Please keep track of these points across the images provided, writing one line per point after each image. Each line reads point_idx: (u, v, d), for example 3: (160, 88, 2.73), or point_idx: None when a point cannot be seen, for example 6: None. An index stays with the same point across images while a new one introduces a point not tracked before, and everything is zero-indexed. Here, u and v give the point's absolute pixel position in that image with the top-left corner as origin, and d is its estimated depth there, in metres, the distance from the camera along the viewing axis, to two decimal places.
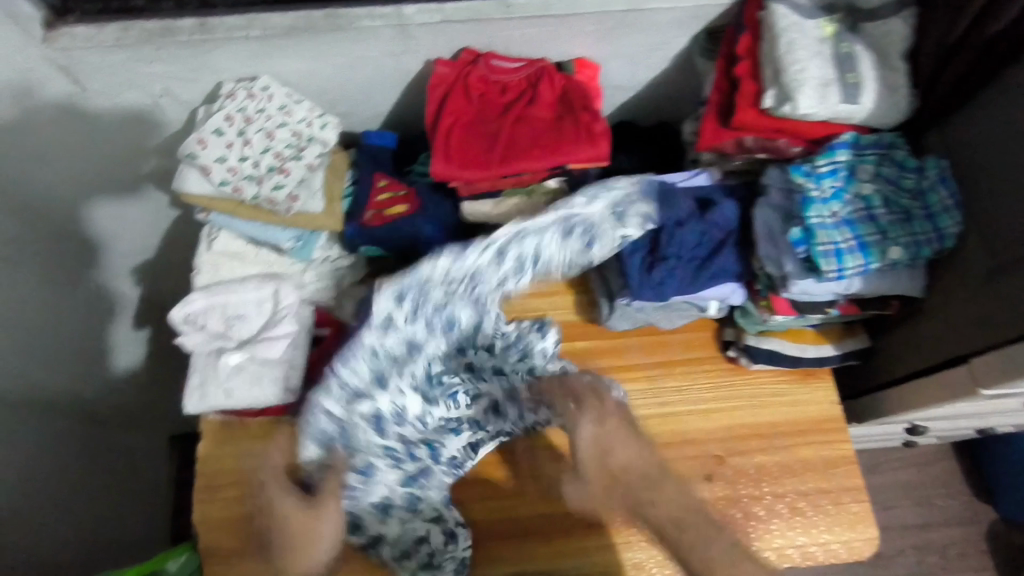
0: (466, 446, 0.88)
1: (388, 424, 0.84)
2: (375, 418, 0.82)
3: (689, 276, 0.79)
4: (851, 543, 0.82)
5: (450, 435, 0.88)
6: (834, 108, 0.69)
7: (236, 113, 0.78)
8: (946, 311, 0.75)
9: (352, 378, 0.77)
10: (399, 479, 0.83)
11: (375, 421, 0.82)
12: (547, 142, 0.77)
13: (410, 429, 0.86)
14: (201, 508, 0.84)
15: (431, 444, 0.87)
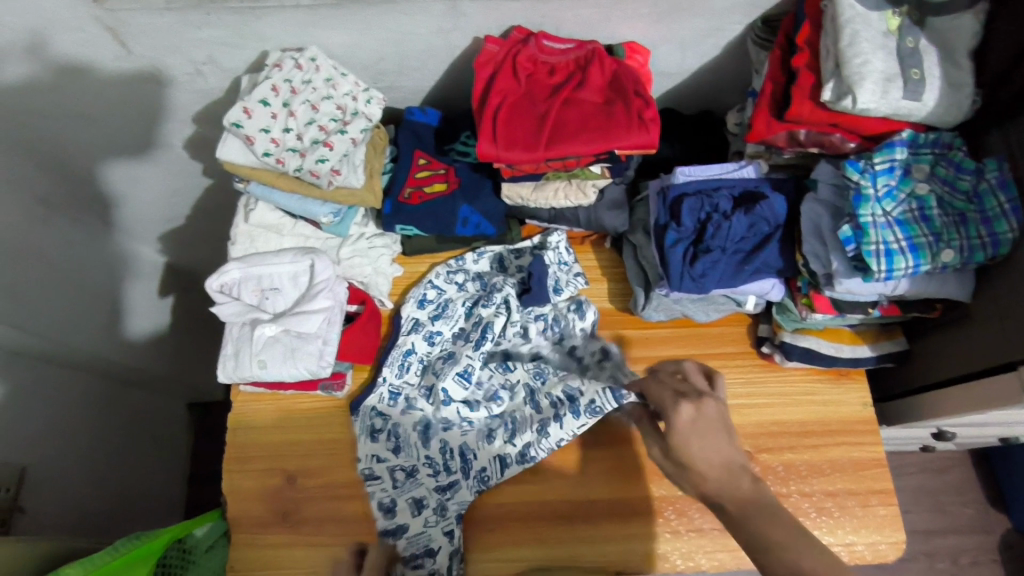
0: (500, 457, 0.84)
1: (433, 425, 0.85)
2: (421, 422, 0.85)
3: (730, 270, 0.78)
4: (877, 546, 0.82)
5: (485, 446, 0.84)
6: (896, 103, 0.68)
7: (283, 83, 0.78)
8: (996, 316, 0.73)
9: (393, 380, 0.87)
10: (432, 488, 0.82)
11: (421, 422, 0.85)
12: (596, 126, 0.75)
13: (453, 433, 0.85)
14: (230, 476, 0.85)
15: (467, 450, 0.84)
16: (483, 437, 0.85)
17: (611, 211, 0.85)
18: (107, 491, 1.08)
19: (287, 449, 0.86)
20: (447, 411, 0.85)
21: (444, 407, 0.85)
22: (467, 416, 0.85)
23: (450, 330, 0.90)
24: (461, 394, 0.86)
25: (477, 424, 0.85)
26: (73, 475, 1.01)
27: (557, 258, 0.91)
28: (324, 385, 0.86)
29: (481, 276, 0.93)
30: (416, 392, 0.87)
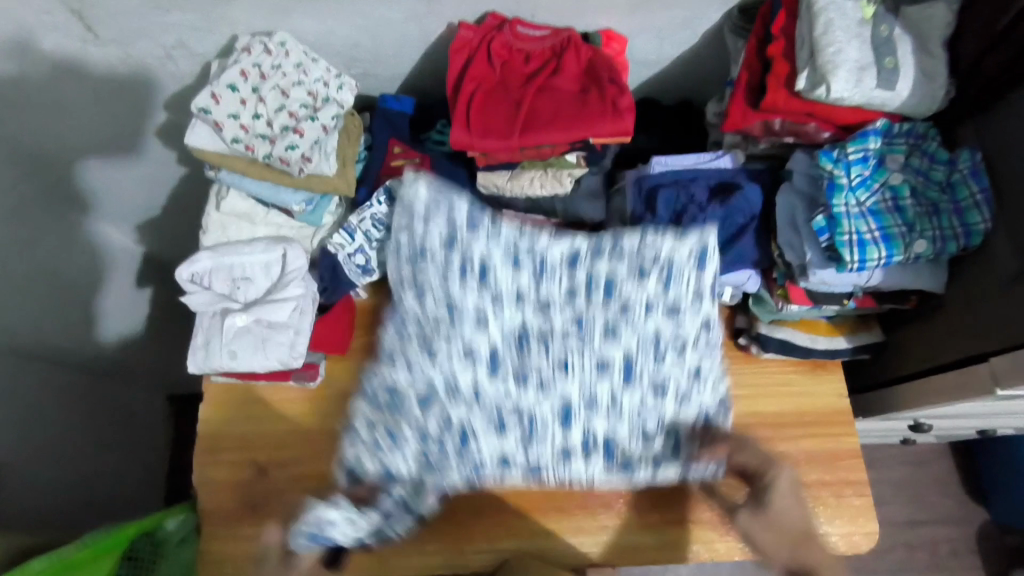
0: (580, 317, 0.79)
1: (455, 235, 0.78)
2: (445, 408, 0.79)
3: (705, 260, 0.78)
4: (850, 537, 0.82)
5: (513, 377, 0.79)
6: (869, 93, 0.67)
7: (253, 68, 0.76)
8: (967, 306, 0.73)
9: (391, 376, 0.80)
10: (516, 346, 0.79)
11: (444, 238, 0.78)
12: (572, 114, 0.75)
13: (603, 260, 0.78)
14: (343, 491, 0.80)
15: (482, 305, 0.79)
16: (635, 272, 0.78)
17: (588, 201, 0.84)
18: (83, 485, 1.07)
19: (257, 441, 0.85)
20: (464, 300, 0.79)
21: (479, 264, 0.79)
22: (508, 321, 0.80)
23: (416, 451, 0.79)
24: (473, 327, 0.79)
25: (518, 349, 0.79)
26: (47, 468, 0.99)
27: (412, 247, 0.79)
28: (297, 376, 0.85)
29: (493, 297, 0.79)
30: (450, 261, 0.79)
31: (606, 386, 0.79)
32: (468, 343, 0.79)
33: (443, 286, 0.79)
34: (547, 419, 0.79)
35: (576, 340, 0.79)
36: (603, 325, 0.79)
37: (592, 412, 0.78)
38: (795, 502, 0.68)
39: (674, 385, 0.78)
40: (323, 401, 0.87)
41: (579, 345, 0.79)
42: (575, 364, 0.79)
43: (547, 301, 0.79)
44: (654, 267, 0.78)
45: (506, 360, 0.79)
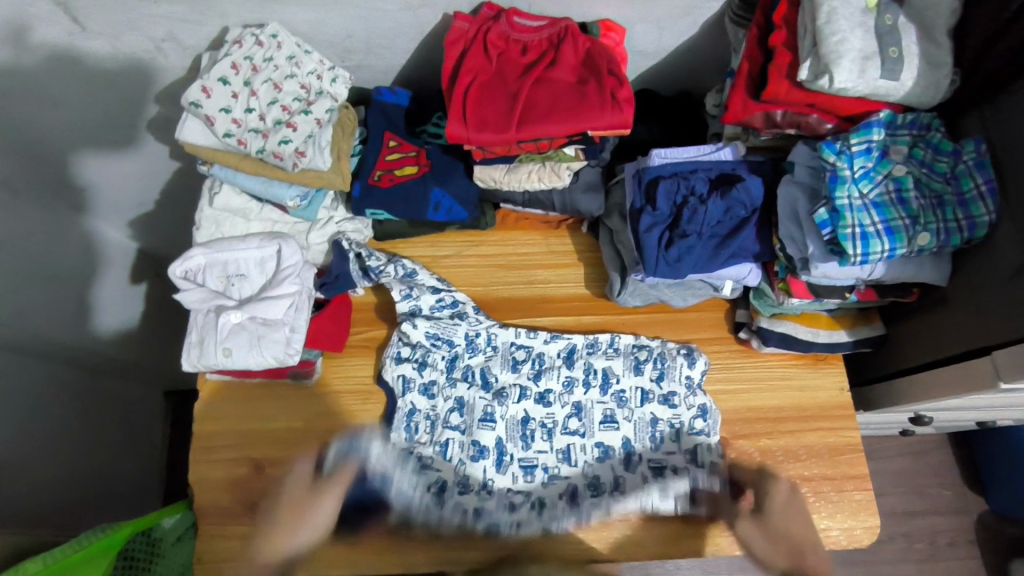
0: (571, 347, 0.88)
1: (463, 309, 0.88)
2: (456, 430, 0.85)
3: (707, 253, 0.77)
4: (851, 531, 0.81)
5: (512, 399, 0.86)
6: (873, 83, 0.66)
7: (244, 61, 0.75)
8: (971, 300, 0.72)
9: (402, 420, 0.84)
10: (529, 375, 0.87)
11: (450, 305, 0.88)
12: (569, 106, 0.73)
13: (598, 357, 0.88)
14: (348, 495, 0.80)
15: (489, 372, 0.87)
16: (631, 366, 0.87)
17: (586, 194, 0.84)
18: (78, 482, 1.06)
19: (253, 438, 0.84)
20: (473, 362, 0.88)
21: (480, 374, 0.87)
22: (511, 412, 0.86)
23: (432, 481, 0.83)
24: (480, 393, 0.86)
25: (521, 413, 0.86)
26: (44, 467, 0.98)
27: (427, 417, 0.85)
28: (293, 373, 0.84)
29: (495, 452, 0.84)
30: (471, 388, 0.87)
31: (600, 433, 0.85)
32: (474, 403, 0.86)
33: (449, 383, 0.87)
34: (547, 465, 0.84)
35: (580, 388, 0.87)
36: (584, 368, 0.87)
37: (582, 453, 0.84)
38: (789, 538, 0.68)
39: (666, 442, 0.84)
40: (319, 398, 0.86)
41: (575, 392, 0.86)
42: (561, 410, 0.86)
43: (543, 366, 0.87)
44: (649, 360, 0.87)
45: (503, 416, 0.85)
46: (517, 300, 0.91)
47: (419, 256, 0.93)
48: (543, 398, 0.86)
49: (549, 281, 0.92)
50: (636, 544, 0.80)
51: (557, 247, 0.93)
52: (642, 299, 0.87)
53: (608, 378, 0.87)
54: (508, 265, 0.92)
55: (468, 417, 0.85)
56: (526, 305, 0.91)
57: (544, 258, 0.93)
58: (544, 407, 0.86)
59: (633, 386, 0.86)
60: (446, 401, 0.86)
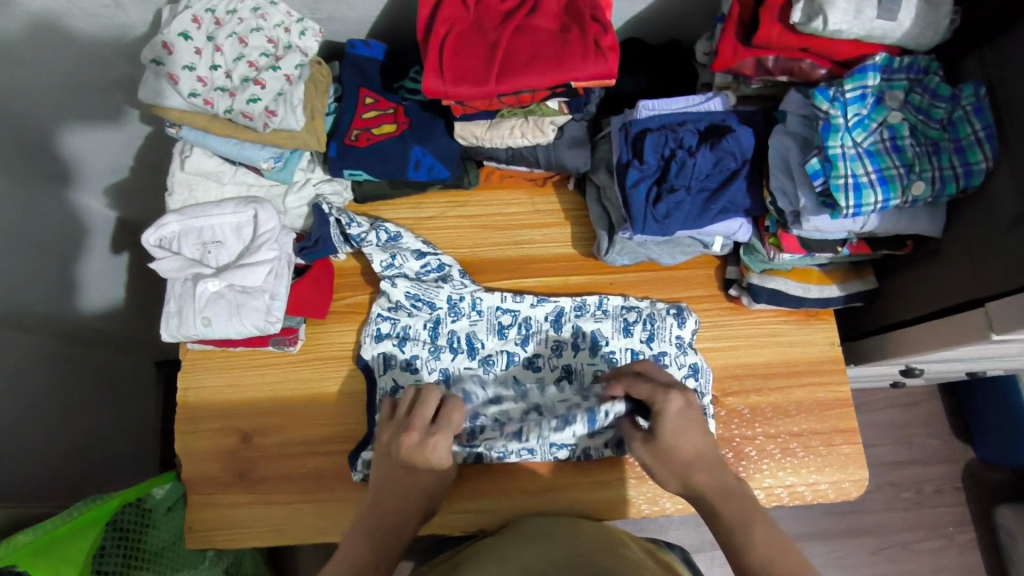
0: (557, 309, 0.86)
1: (448, 272, 0.86)
2: None
3: (696, 209, 0.75)
4: (840, 484, 0.82)
5: (498, 367, 0.85)
6: (869, 24, 0.63)
7: (205, 14, 0.70)
8: (965, 250, 0.70)
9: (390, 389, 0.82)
10: (517, 341, 0.86)
11: (436, 269, 0.86)
12: (551, 55, 0.69)
13: (586, 319, 0.86)
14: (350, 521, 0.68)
15: (474, 338, 0.86)
16: (620, 327, 0.85)
17: (571, 150, 0.81)
18: (71, 455, 1.04)
19: (241, 407, 0.83)
20: (457, 328, 0.86)
21: (466, 340, 0.86)
22: (499, 379, 0.85)
23: None
24: (466, 362, 0.85)
25: (510, 379, 0.85)
26: (36, 443, 0.97)
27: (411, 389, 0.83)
28: (276, 341, 0.83)
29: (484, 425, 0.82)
30: (457, 359, 0.85)
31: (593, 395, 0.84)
32: (460, 372, 0.84)
33: (434, 354, 0.84)
34: None
35: (568, 351, 0.85)
36: (571, 331, 0.85)
37: None
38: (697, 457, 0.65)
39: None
40: (305, 366, 0.85)
41: (565, 355, 0.85)
42: (550, 374, 0.85)
43: (531, 331, 0.86)
44: (638, 321, 0.85)
45: (491, 381, 0.85)
46: (504, 261, 0.89)
47: (400, 218, 0.90)
48: (529, 363, 0.85)
49: (535, 240, 0.90)
50: (627, 502, 0.81)
51: (542, 205, 0.91)
52: (631, 257, 0.84)
53: (597, 338, 0.85)
54: (491, 225, 0.90)
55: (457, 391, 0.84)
56: (511, 266, 0.89)
57: (528, 218, 0.90)
58: (532, 373, 0.85)
59: (623, 347, 0.85)
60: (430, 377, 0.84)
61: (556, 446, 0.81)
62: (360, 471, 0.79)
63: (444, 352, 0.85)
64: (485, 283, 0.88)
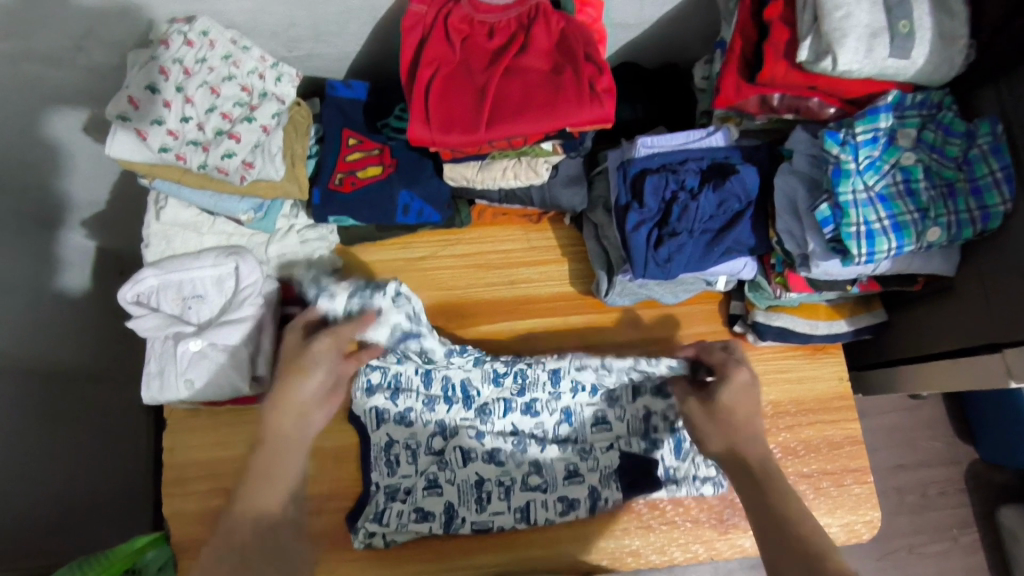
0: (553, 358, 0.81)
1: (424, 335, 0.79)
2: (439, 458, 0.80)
3: (699, 252, 0.71)
4: (852, 525, 0.80)
5: (495, 414, 0.82)
6: (881, 63, 0.60)
7: (173, 64, 0.65)
8: (980, 291, 0.67)
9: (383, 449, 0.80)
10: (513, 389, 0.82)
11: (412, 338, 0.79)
12: (544, 100, 0.65)
13: (585, 369, 0.80)
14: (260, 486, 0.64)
15: (469, 385, 0.82)
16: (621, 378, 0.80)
17: (567, 188, 0.77)
18: (60, 501, 1.01)
19: (230, 466, 0.80)
20: (450, 374, 0.83)
21: (461, 388, 0.82)
22: (498, 427, 0.82)
23: (409, 509, 0.77)
24: (462, 413, 0.82)
25: (509, 426, 0.82)
26: (22, 493, 0.94)
27: (405, 442, 0.80)
28: (264, 398, 0.80)
29: (484, 480, 0.79)
30: (452, 408, 0.82)
31: (594, 436, 0.82)
32: (456, 422, 0.82)
33: (428, 407, 0.82)
34: (543, 484, 0.79)
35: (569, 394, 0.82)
36: (569, 377, 0.81)
37: (581, 462, 0.80)
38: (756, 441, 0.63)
39: (659, 435, 0.82)
40: None
41: (564, 399, 0.82)
42: (550, 418, 0.82)
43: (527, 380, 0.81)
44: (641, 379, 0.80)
45: (490, 432, 0.81)
46: (500, 302, 0.86)
47: (388, 259, 0.86)
48: (526, 408, 0.82)
49: (531, 280, 0.86)
50: (634, 553, 0.78)
51: (538, 241, 0.87)
52: (631, 297, 0.81)
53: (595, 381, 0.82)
54: (485, 265, 0.86)
55: (456, 447, 0.80)
56: (506, 307, 0.85)
57: (523, 256, 0.87)
58: (529, 420, 0.82)
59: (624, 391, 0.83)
60: (426, 431, 0.81)
61: (560, 496, 0.78)
62: (360, 538, 0.77)
63: (436, 404, 0.82)
64: (479, 325, 0.85)
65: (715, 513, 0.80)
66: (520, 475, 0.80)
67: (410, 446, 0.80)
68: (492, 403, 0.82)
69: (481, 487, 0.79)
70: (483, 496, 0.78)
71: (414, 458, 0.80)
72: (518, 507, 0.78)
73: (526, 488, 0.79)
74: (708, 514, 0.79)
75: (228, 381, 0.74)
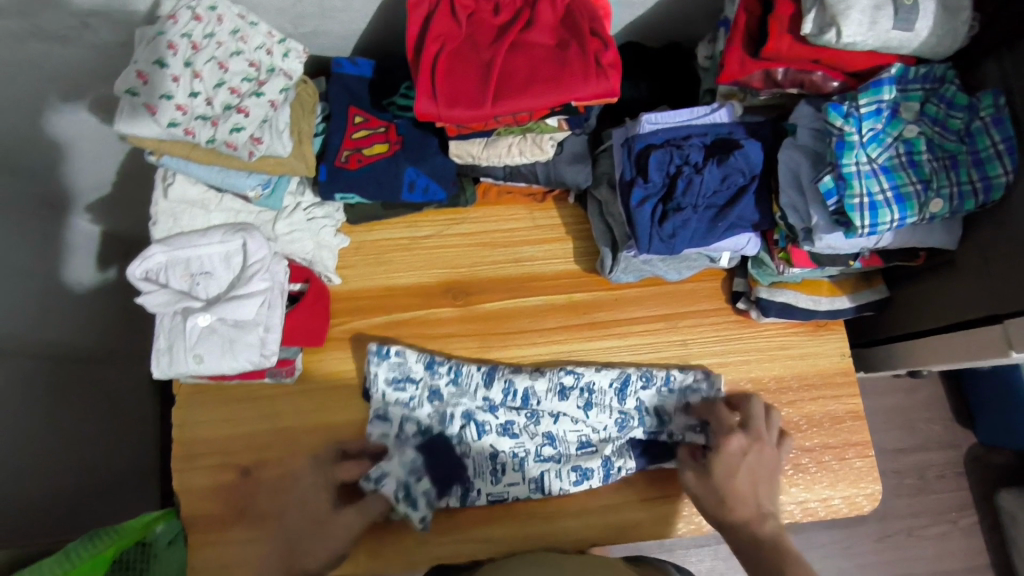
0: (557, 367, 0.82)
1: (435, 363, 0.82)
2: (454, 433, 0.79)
3: (703, 227, 0.72)
4: (853, 498, 0.81)
5: (509, 389, 0.81)
6: (885, 35, 0.60)
7: (180, 39, 0.65)
8: (982, 263, 0.68)
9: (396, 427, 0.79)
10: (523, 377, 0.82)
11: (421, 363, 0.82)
12: (550, 74, 0.65)
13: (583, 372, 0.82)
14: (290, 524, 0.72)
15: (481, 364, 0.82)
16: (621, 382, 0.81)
17: (572, 165, 0.78)
18: (69, 481, 1.02)
19: (239, 442, 0.81)
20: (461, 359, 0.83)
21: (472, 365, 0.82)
22: (511, 401, 0.81)
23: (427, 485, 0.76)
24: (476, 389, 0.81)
25: (524, 401, 0.81)
26: (32, 473, 0.95)
27: (419, 419, 0.79)
28: (273, 373, 0.80)
29: (498, 453, 0.79)
30: (464, 385, 0.81)
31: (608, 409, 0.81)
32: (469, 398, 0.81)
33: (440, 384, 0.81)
34: (557, 455, 0.80)
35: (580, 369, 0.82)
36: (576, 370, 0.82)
37: (594, 432, 0.81)
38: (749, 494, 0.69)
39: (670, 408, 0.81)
40: (304, 394, 0.83)
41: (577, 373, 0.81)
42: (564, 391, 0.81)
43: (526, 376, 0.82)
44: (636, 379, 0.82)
45: (503, 406, 0.81)
46: (505, 280, 0.86)
47: (394, 239, 0.87)
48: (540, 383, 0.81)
49: (537, 258, 0.87)
50: (638, 525, 0.79)
51: (543, 220, 0.88)
52: (634, 274, 0.82)
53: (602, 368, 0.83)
54: (491, 244, 0.87)
55: (469, 423, 0.79)
56: (510, 284, 0.86)
57: (528, 234, 0.87)
58: (544, 394, 0.81)
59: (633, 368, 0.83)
60: (440, 408, 0.80)
61: (573, 467, 0.78)
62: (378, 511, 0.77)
63: (449, 388, 0.81)
64: (485, 302, 0.85)
65: None
66: (534, 447, 0.80)
67: (423, 423, 0.79)
68: (504, 379, 0.81)
69: (496, 460, 0.79)
70: (499, 469, 0.78)
71: (429, 435, 0.79)
72: (532, 477, 0.78)
73: (541, 459, 0.79)
74: None
75: (238, 357, 0.74)
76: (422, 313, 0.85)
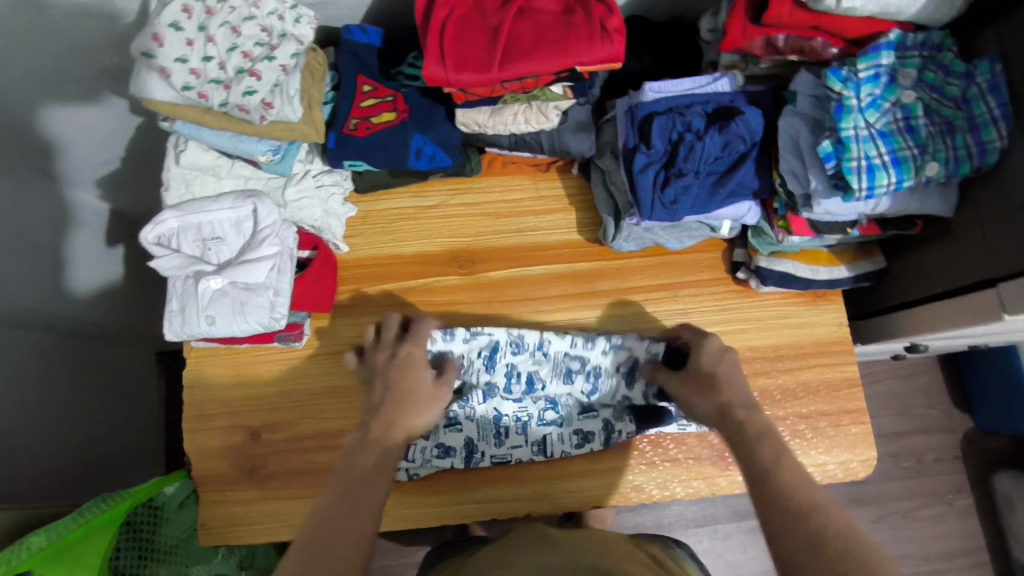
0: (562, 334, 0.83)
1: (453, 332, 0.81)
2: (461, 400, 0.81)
3: (704, 193, 0.74)
4: (848, 464, 0.82)
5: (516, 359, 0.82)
6: (884, 0, 0.63)
7: (195, 3, 0.68)
8: (977, 228, 0.69)
9: None
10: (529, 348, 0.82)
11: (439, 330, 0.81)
12: (555, 38, 0.67)
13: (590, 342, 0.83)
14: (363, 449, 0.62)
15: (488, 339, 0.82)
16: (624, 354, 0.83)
17: (576, 134, 0.78)
18: (79, 451, 1.04)
19: (249, 404, 0.83)
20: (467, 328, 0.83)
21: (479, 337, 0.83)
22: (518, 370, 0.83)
23: (433, 445, 0.80)
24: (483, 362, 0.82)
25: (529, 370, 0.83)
26: (44, 441, 0.97)
27: None
28: (281, 337, 0.82)
29: (504, 417, 0.82)
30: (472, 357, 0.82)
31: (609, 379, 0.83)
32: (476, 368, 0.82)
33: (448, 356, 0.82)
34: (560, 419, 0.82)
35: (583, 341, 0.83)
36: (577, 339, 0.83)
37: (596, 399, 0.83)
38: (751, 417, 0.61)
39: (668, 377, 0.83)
40: (312, 359, 0.84)
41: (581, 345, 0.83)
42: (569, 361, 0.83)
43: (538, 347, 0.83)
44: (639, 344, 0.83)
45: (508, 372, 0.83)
46: (509, 249, 0.88)
47: (399, 208, 0.89)
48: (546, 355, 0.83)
49: (541, 228, 0.88)
50: (638, 488, 0.81)
51: (547, 190, 0.89)
52: (637, 243, 0.83)
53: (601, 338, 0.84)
54: (495, 214, 0.89)
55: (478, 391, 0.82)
56: (511, 253, 0.88)
57: (533, 204, 0.89)
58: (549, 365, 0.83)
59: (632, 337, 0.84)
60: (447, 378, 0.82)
61: (575, 430, 0.82)
62: None
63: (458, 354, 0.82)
64: (490, 269, 0.87)
65: (717, 451, 0.82)
66: (539, 412, 0.83)
67: None
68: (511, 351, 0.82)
69: (501, 423, 0.82)
70: (503, 432, 0.81)
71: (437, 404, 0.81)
72: (535, 440, 0.81)
73: (543, 422, 0.82)
74: (709, 451, 0.82)
75: (249, 318, 0.76)
76: (427, 279, 0.87)
